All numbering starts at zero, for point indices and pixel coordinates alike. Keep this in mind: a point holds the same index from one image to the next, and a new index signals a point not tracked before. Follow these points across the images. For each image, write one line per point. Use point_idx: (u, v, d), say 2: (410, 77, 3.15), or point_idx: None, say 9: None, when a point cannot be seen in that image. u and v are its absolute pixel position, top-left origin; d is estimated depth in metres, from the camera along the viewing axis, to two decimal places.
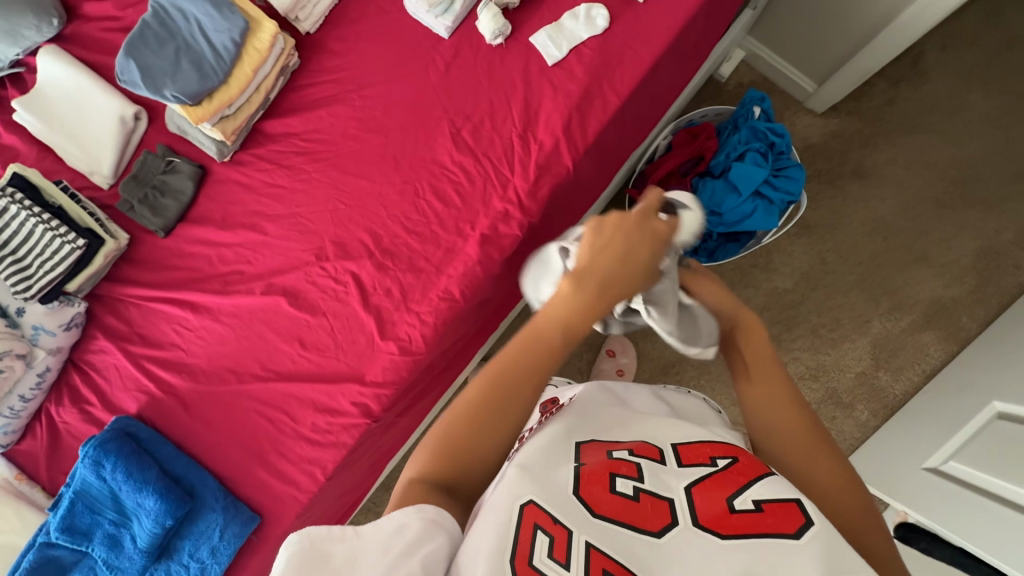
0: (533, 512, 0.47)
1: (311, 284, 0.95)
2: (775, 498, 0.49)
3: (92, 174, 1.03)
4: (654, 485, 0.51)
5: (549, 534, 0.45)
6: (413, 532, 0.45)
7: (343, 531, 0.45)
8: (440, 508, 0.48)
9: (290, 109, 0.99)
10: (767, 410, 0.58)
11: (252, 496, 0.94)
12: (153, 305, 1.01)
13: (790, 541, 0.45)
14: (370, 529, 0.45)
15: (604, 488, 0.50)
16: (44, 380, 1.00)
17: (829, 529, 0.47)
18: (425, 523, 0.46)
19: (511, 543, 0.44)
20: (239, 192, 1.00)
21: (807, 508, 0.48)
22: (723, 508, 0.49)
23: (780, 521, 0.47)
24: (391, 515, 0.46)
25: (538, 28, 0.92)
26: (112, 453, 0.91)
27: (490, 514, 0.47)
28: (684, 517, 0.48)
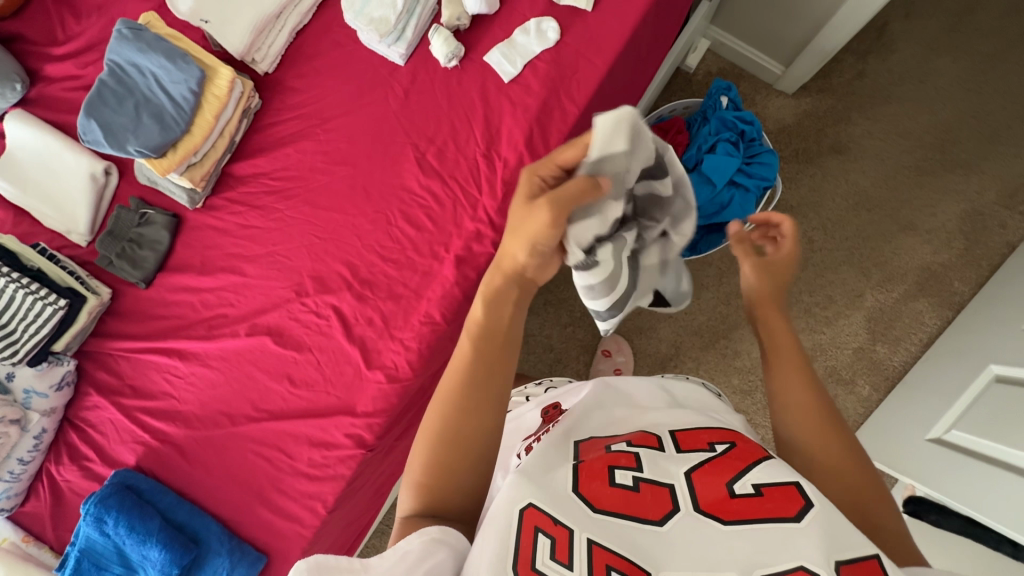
0: (533, 514, 0.46)
1: (294, 320, 0.96)
2: (775, 482, 0.49)
3: (70, 233, 1.04)
4: (653, 473, 0.51)
5: (550, 535, 0.45)
6: (416, 555, 0.46)
7: (350, 561, 0.47)
8: (445, 527, 0.50)
9: (258, 149, 1.00)
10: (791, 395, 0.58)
11: (256, 536, 0.94)
12: (141, 356, 1.01)
13: (792, 525, 0.45)
14: (377, 559, 0.46)
15: (603, 481, 0.50)
16: (42, 441, 1.00)
17: (828, 507, 0.47)
18: (426, 544, 0.47)
19: (512, 547, 0.44)
20: (215, 236, 1.01)
21: (806, 490, 0.47)
22: (723, 493, 0.48)
23: (779, 504, 0.46)
24: (394, 545, 0.48)
25: (491, 46, 0.92)
26: (112, 509, 0.91)
27: (490, 518, 0.46)
28: (685, 503, 0.48)
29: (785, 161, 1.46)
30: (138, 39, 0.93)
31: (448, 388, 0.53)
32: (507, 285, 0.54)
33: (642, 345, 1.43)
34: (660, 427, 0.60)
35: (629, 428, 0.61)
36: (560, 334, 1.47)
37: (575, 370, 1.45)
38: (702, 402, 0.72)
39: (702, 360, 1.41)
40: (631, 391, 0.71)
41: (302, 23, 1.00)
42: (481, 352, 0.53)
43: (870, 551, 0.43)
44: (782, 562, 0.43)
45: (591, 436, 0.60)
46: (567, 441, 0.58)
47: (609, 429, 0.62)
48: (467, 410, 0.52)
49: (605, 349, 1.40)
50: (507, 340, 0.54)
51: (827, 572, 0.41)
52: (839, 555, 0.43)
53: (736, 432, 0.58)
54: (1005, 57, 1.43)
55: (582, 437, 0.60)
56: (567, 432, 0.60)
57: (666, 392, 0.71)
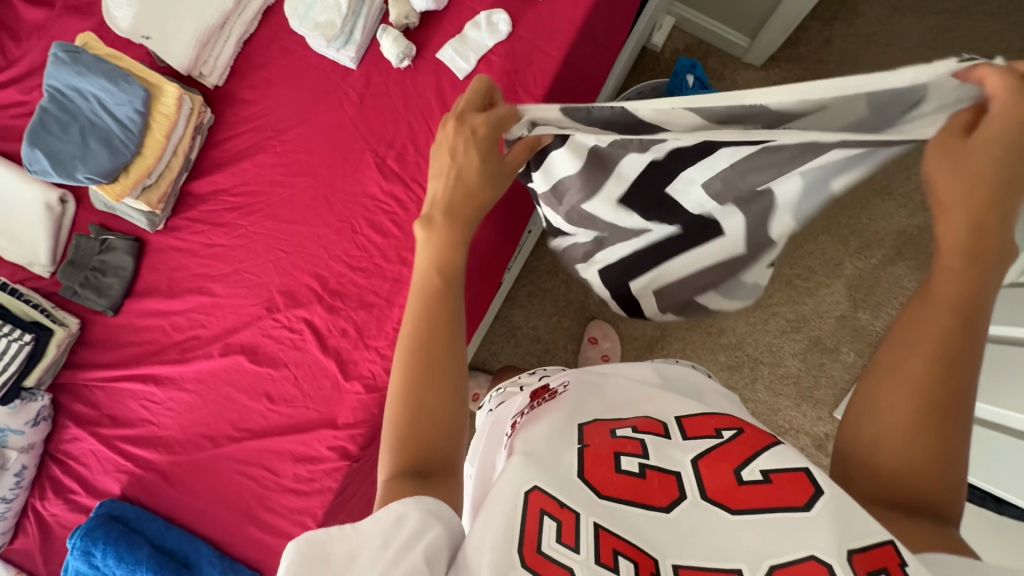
0: (539, 497, 0.46)
1: (267, 337, 0.95)
2: (785, 468, 0.47)
3: (32, 265, 1.02)
4: (660, 460, 0.50)
5: (557, 518, 0.45)
6: (410, 522, 0.43)
7: (341, 527, 0.44)
8: (439, 500, 0.46)
9: (215, 165, 0.98)
10: (907, 354, 0.43)
11: (248, 555, 0.94)
12: (116, 384, 1.00)
13: (801, 515, 0.43)
14: (368, 521, 0.44)
15: (609, 468, 0.50)
16: (23, 477, 0.99)
17: (842, 492, 0.44)
18: (423, 513, 0.44)
19: (518, 531, 0.44)
20: (180, 258, 0.99)
21: (818, 478, 0.45)
22: (730, 480, 0.47)
23: (789, 493, 0.45)
24: (387, 507, 0.45)
25: (443, 44, 0.90)
26: (100, 540, 0.91)
27: (491, 504, 0.47)
28: (692, 491, 0.48)
29: None
30: (76, 62, 0.90)
31: (409, 346, 0.53)
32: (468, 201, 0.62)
33: (627, 329, 1.43)
34: (665, 413, 0.58)
35: (634, 411, 0.59)
36: (545, 324, 1.46)
37: (563, 359, 1.45)
38: (697, 384, 0.71)
39: (689, 339, 1.41)
40: (624, 375, 0.69)
41: (248, 32, 0.97)
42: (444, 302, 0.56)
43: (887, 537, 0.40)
44: (791, 552, 0.41)
45: (596, 417, 0.59)
46: (571, 425, 0.57)
47: (613, 411, 0.60)
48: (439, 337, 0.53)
49: (592, 336, 1.41)
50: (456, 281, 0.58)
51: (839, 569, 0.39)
52: (852, 544, 0.40)
53: (743, 419, 0.57)
54: (972, 13, 1.34)
55: (587, 419, 0.59)
56: (571, 416, 0.59)
57: (659, 376, 0.70)
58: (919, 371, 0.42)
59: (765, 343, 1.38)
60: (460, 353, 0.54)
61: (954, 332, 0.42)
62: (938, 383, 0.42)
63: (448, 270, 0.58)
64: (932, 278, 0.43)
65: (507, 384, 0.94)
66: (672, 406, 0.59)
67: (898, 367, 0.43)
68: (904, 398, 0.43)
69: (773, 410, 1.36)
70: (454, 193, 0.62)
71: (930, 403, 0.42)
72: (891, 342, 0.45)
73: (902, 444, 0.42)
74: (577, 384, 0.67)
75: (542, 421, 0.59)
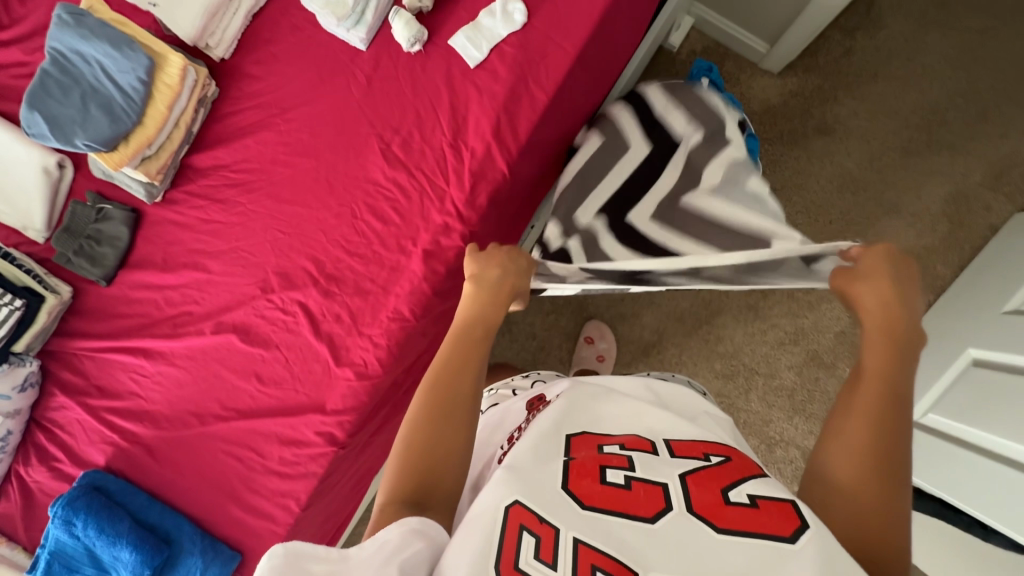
0: (519, 511, 0.46)
1: (260, 318, 0.94)
2: (771, 496, 0.48)
3: (26, 229, 1.00)
4: (646, 472, 0.51)
5: (534, 534, 0.45)
6: (394, 545, 0.44)
7: (327, 550, 0.44)
8: (425, 519, 0.48)
9: (217, 140, 0.97)
10: (845, 426, 0.52)
11: (230, 534, 0.94)
12: (106, 355, 0.99)
13: (786, 547, 0.42)
14: (354, 549, 0.44)
15: (594, 479, 0.50)
16: (8, 442, 0.98)
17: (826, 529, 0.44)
18: (404, 534, 0.45)
19: (497, 546, 0.44)
20: (177, 232, 0.97)
21: (802, 509, 0.46)
22: (718, 499, 0.47)
23: (776, 521, 0.45)
24: (372, 535, 0.45)
25: (455, 31, 0.88)
26: (81, 510, 0.90)
27: (467, 523, 0.47)
28: (678, 501, 0.47)
29: (770, 144, 1.36)
30: (80, 25, 0.88)
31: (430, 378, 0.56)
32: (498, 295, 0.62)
33: (625, 331, 1.42)
34: (654, 430, 0.58)
35: (621, 425, 0.60)
36: (542, 321, 1.45)
37: (558, 357, 1.44)
38: (691, 405, 0.69)
39: (685, 345, 1.40)
40: (615, 386, 0.69)
41: (257, 5, 0.95)
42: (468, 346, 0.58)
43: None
44: None
45: (584, 428, 0.59)
46: (558, 433, 0.57)
47: (600, 423, 0.60)
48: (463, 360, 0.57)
49: (588, 336, 1.40)
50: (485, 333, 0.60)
51: None
52: None
53: (731, 446, 0.57)
54: (997, 33, 1.30)
55: (574, 430, 0.58)
56: (559, 423, 0.58)
57: (650, 390, 0.69)
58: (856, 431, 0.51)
59: (761, 354, 1.37)
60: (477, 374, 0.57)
61: (887, 404, 0.51)
62: (876, 448, 0.49)
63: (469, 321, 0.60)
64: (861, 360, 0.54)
65: (501, 386, 0.94)
66: (659, 424, 0.59)
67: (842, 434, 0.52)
68: (850, 456, 0.50)
69: (764, 422, 1.36)
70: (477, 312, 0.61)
71: (873, 462, 0.49)
72: (833, 410, 0.54)
73: (862, 498, 0.48)
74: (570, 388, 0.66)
75: (530, 428, 0.58)
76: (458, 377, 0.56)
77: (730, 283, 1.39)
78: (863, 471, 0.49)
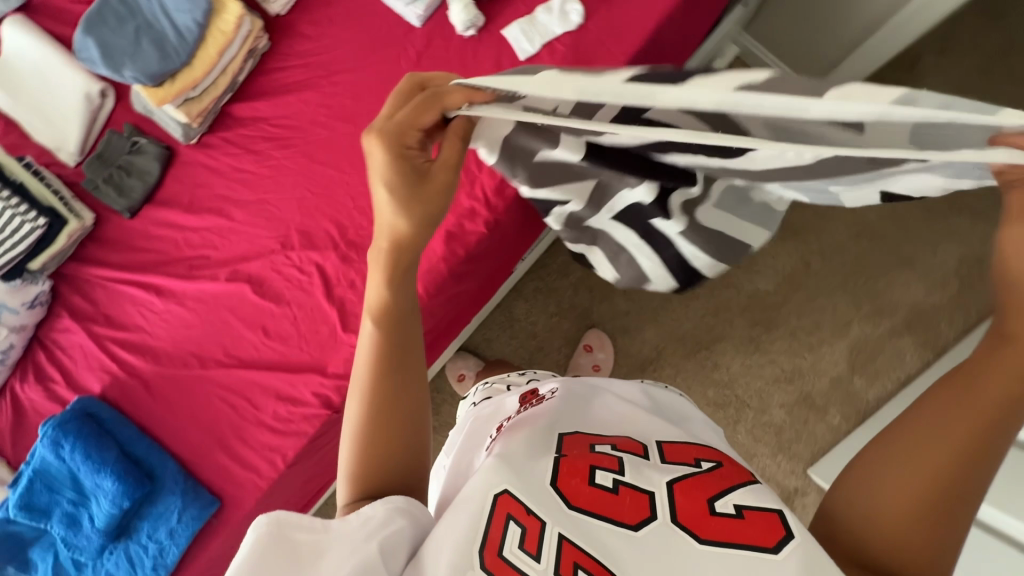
0: (507, 501, 0.48)
1: (276, 272, 0.95)
2: (757, 507, 0.47)
3: (59, 151, 1.02)
4: (635, 478, 0.51)
5: (521, 525, 0.46)
6: (378, 521, 0.45)
7: (312, 520, 0.45)
8: (411, 499, 0.48)
9: (260, 92, 0.98)
10: (932, 429, 0.43)
11: (212, 480, 0.95)
12: (118, 286, 1.00)
13: (768, 557, 0.43)
14: (339, 521, 0.45)
15: (582, 479, 0.51)
16: (8, 356, 0.99)
17: (812, 539, 0.43)
18: (390, 510, 0.46)
19: (483, 531, 0.46)
20: (206, 176, 0.98)
21: (789, 520, 0.45)
22: (703, 508, 0.47)
23: (759, 532, 0.45)
24: (358, 510, 0.46)
25: (511, 21, 0.89)
26: (71, 433, 0.91)
27: (457, 506, 0.49)
28: (663, 512, 0.48)
29: None
30: None
31: (359, 395, 0.51)
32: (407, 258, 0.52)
33: (623, 344, 1.43)
34: (648, 435, 0.59)
35: (618, 431, 0.61)
36: (544, 322, 1.46)
37: (554, 359, 1.45)
38: (685, 411, 0.71)
39: (682, 367, 1.41)
40: (613, 391, 0.69)
41: None
42: (388, 335, 0.52)
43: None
44: None
45: (577, 431, 0.60)
46: (551, 434, 0.58)
47: (598, 425, 0.62)
48: (390, 360, 0.51)
49: (587, 344, 1.41)
50: (405, 314, 0.53)
51: None
52: None
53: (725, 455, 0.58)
54: None
55: (567, 429, 0.60)
56: (552, 425, 0.60)
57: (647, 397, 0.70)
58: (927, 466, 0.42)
59: (755, 388, 1.38)
60: (404, 367, 0.52)
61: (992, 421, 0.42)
62: (955, 464, 0.42)
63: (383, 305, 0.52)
64: (979, 366, 0.44)
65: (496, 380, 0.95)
66: (654, 431, 0.60)
67: (920, 433, 0.43)
68: (911, 461, 0.43)
69: (749, 455, 1.36)
70: (388, 287, 0.52)
71: (944, 475, 0.41)
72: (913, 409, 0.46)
73: (906, 507, 0.42)
74: (567, 393, 0.67)
75: (525, 424, 0.61)
76: (374, 381, 0.51)
77: (736, 314, 1.40)
78: (924, 476, 0.42)
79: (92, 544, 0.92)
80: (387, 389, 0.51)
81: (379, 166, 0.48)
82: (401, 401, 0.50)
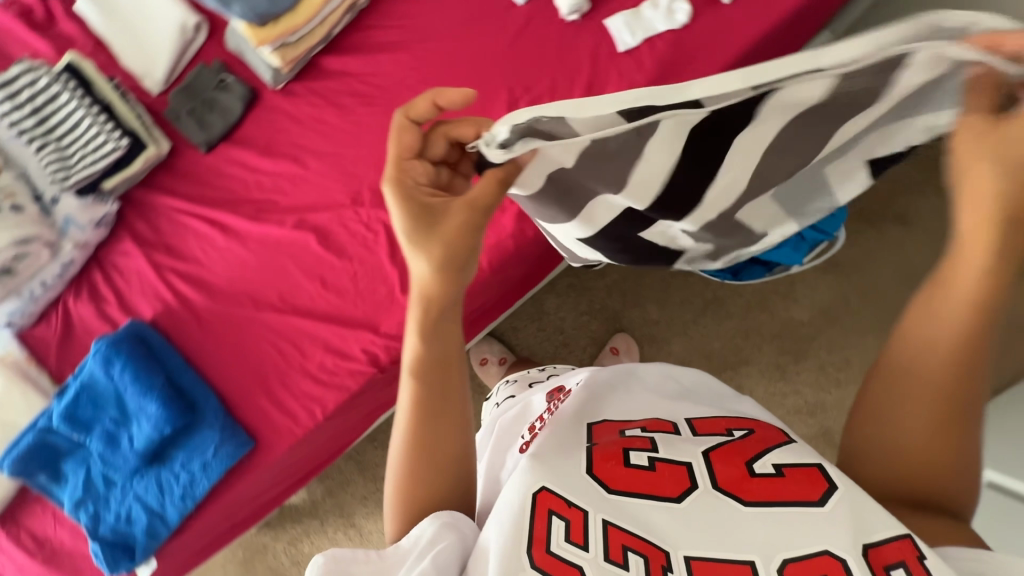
0: (546, 497, 0.48)
1: (342, 227, 0.96)
2: (795, 463, 0.51)
3: (144, 78, 1.03)
4: (669, 453, 0.53)
5: (564, 518, 0.47)
6: (427, 539, 0.50)
7: (366, 554, 0.51)
8: (455, 512, 0.53)
9: (353, 48, 0.99)
10: (915, 377, 0.49)
11: (249, 421, 0.96)
12: (183, 218, 1.02)
13: (814, 509, 0.46)
14: (392, 549, 0.51)
15: (618, 462, 0.52)
16: (67, 271, 1.01)
17: (853, 489, 0.48)
18: (438, 527, 0.51)
19: (528, 528, 0.47)
20: (287, 122, 0.99)
21: (829, 472, 0.49)
22: (742, 471, 0.50)
23: (801, 487, 0.48)
24: (410, 534, 0.52)
25: (615, 12, 0.90)
26: (123, 354, 0.93)
27: (496, 514, 0.49)
28: (703, 480, 0.50)
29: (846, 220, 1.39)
30: None
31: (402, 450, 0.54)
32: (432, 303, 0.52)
33: (651, 353, 1.43)
34: (676, 414, 0.60)
35: (644, 414, 0.61)
36: (574, 320, 1.46)
37: (578, 358, 1.45)
38: (716, 390, 0.68)
39: None
40: (637, 373, 0.68)
41: None
42: (427, 391, 0.54)
43: (902, 532, 0.44)
44: (803, 547, 0.44)
45: (604, 419, 0.60)
46: (577, 425, 0.58)
47: (629, 412, 0.61)
48: (430, 416, 0.54)
49: (614, 347, 1.41)
50: (446, 366, 0.55)
51: (853, 556, 0.43)
52: (866, 538, 0.44)
53: (755, 420, 0.60)
54: None
55: (596, 419, 0.60)
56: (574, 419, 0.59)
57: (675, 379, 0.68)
58: (924, 420, 0.49)
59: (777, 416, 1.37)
60: (443, 420, 0.54)
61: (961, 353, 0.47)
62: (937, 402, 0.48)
63: (419, 360, 0.54)
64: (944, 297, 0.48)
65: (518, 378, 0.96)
66: (682, 411, 0.61)
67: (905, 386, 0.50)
68: (908, 414, 0.50)
69: None
70: (430, 346, 0.54)
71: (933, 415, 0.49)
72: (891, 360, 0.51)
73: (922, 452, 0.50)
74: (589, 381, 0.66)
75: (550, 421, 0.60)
76: (409, 440, 0.54)
77: (770, 339, 1.40)
78: (917, 422, 0.49)
79: (128, 464, 0.94)
80: (424, 440, 0.54)
81: (395, 208, 0.52)
82: (436, 454, 0.54)
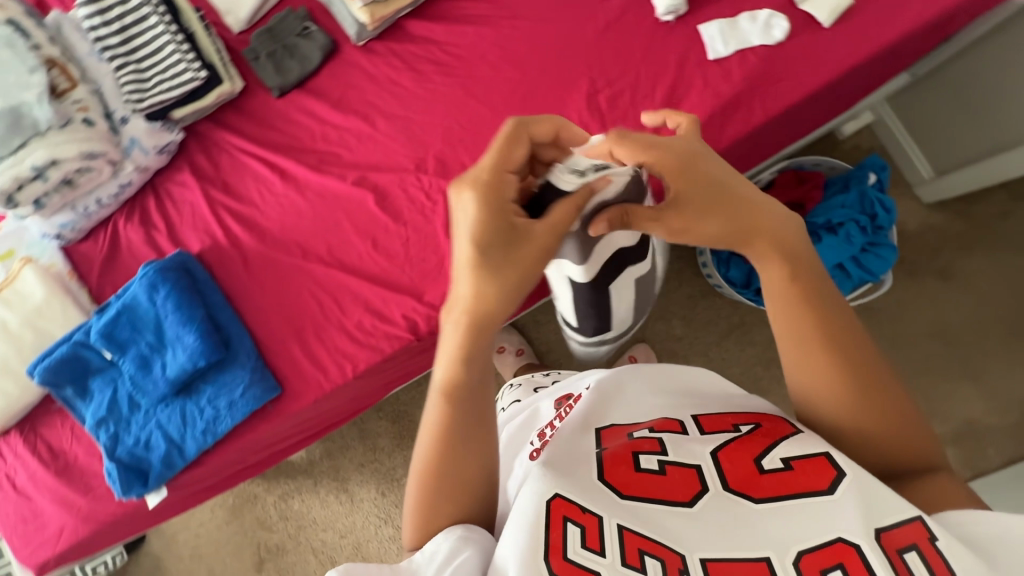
0: (561, 504, 0.47)
1: (402, 190, 0.96)
2: (805, 455, 0.49)
3: (228, 14, 1.03)
4: (677, 454, 0.51)
5: (579, 525, 0.46)
6: (444, 553, 0.49)
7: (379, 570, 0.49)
8: (469, 525, 0.52)
9: (440, 16, 0.99)
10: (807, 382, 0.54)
11: (279, 367, 0.96)
12: (244, 159, 1.02)
13: (825, 498, 0.45)
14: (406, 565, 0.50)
15: (629, 467, 0.50)
16: (123, 193, 1.02)
17: (863, 475, 0.46)
18: (454, 542, 0.50)
19: (544, 538, 0.45)
20: (362, 79, 1.00)
21: (836, 459, 0.48)
22: (752, 468, 0.49)
23: (813, 479, 0.47)
24: (424, 549, 0.51)
25: (711, 19, 0.89)
26: (169, 282, 0.94)
27: (513, 522, 0.47)
28: (713, 483, 0.49)
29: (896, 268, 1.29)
30: None
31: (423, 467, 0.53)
32: (479, 333, 0.49)
33: None
34: (681, 411, 0.57)
35: (650, 413, 0.58)
36: None
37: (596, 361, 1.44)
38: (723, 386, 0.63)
39: None
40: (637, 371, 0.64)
41: None
42: (456, 413, 0.52)
43: (913, 513, 0.44)
44: (818, 537, 0.43)
45: (610, 424, 0.58)
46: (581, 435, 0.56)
47: (631, 413, 0.59)
48: (454, 436, 0.52)
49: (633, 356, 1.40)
50: (475, 390, 0.52)
51: (867, 541, 0.42)
52: (877, 523, 0.43)
53: (762, 413, 0.56)
54: None
55: (603, 424, 0.58)
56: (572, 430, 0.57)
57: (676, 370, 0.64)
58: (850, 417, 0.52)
59: None
60: (462, 443, 0.52)
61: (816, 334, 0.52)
62: (846, 386, 0.52)
63: (452, 381, 0.52)
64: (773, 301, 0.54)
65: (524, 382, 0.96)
66: (687, 407, 0.58)
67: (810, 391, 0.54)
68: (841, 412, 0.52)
69: None
70: (460, 369, 0.51)
71: (854, 398, 0.52)
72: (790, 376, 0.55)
73: (882, 430, 0.52)
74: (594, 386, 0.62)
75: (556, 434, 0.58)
76: (429, 462, 0.53)
77: None
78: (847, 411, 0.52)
79: (157, 391, 0.95)
80: (447, 462, 0.52)
81: (472, 225, 0.47)
82: (449, 476, 0.52)
